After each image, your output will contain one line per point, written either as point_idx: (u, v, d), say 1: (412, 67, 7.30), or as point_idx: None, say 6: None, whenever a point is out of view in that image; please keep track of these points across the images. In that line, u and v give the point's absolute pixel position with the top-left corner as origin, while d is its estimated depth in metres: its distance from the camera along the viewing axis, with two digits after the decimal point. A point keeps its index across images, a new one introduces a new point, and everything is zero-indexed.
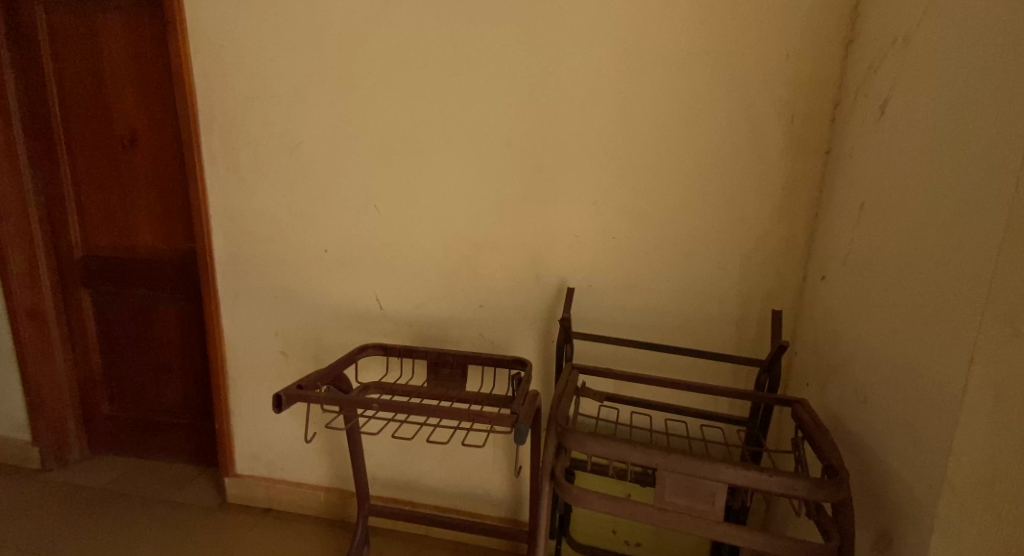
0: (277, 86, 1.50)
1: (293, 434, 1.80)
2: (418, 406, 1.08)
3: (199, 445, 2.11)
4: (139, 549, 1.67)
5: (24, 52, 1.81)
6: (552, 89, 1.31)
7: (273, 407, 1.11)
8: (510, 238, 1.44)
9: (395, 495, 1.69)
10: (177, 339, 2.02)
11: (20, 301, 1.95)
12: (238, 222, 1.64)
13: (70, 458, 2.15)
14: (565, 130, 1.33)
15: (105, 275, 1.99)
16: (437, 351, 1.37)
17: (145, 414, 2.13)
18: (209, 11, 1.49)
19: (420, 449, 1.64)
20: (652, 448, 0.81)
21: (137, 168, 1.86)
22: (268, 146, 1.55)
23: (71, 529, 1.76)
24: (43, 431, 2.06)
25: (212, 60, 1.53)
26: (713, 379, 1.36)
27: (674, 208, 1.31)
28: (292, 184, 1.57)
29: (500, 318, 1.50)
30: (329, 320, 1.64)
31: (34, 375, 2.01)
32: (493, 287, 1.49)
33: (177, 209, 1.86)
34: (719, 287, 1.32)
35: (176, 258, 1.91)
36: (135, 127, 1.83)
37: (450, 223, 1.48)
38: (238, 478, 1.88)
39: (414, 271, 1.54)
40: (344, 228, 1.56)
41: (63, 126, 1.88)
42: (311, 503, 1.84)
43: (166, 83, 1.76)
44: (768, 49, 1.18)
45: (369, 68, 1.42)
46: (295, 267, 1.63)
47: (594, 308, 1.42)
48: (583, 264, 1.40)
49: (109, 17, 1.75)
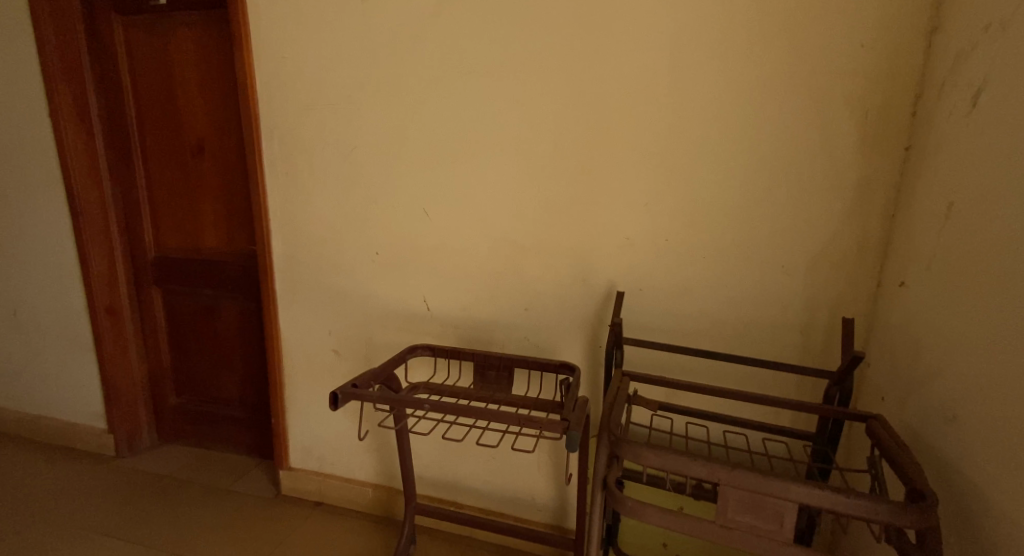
0: (333, 94, 1.55)
1: (344, 430, 1.86)
2: (469, 409, 1.08)
3: (256, 439, 2.22)
4: (201, 535, 1.76)
5: (106, 68, 1.96)
6: (604, 89, 1.29)
7: (329, 406, 1.15)
8: (558, 241, 1.42)
9: (441, 494, 1.71)
10: (238, 336, 2.12)
11: (99, 299, 2.10)
12: (294, 226, 1.71)
13: (141, 445, 2.30)
14: (616, 131, 1.31)
15: (174, 275, 2.12)
16: (483, 354, 1.37)
17: (208, 407, 2.25)
18: (271, 25, 1.56)
19: (466, 451, 1.64)
20: (713, 462, 0.77)
21: (203, 174, 1.97)
22: (324, 152, 1.61)
23: (141, 511, 1.89)
24: (118, 420, 2.21)
25: (273, 72, 1.60)
26: (774, 390, 1.30)
27: (732, 210, 1.26)
28: (346, 188, 1.62)
29: (548, 322, 1.49)
30: (378, 321, 1.68)
31: (111, 369, 2.16)
32: (539, 290, 1.47)
33: (239, 214, 1.96)
34: (781, 292, 1.26)
35: (237, 260, 2.01)
36: (202, 136, 1.94)
37: (498, 226, 1.48)
38: (291, 472, 1.96)
39: (462, 274, 1.55)
40: (394, 231, 1.59)
41: (138, 136, 2.02)
42: (359, 499, 1.89)
43: (230, 93, 1.86)
44: (838, 41, 1.11)
45: (421, 74, 1.44)
46: (347, 269, 1.68)
47: (645, 312, 1.38)
48: (634, 268, 1.36)
49: (180, 34, 1.87)
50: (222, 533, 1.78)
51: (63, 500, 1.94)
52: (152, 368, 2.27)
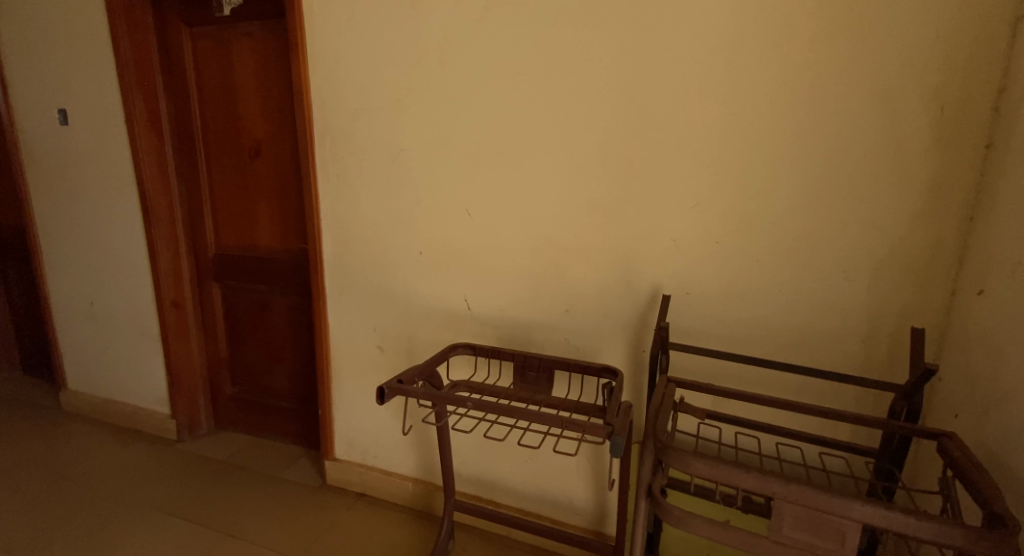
0: (383, 98, 1.59)
1: (386, 425, 1.90)
2: (510, 409, 1.08)
3: (304, 429, 2.31)
4: (251, 518, 1.85)
5: (175, 76, 2.10)
6: (653, 88, 1.27)
7: (376, 400, 1.18)
8: (603, 242, 1.40)
9: (479, 492, 1.72)
10: (289, 330, 2.22)
11: (165, 293, 2.24)
12: (343, 225, 1.76)
13: (199, 431, 2.44)
14: (665, 131, 1.28)
15: (232, 271, 2.23)
16: (524, 354, 1.37)
17: (260, 397, 2.36)
18: (325, 32, 1.62)
19: (505, 451, 1.65)
20: (766, 474, 0.74)
21: (260, 176, 2.07)
22: (372, 154, 1.66)
23: (198, 492, 2.00)
24: (180, 406, 2.35)
25: (326, 77, 1.66)
26: (831, 402, 1.23)
27: (788, 211, 1.20)
28: (393, 189, 1.66)
29: (590, 324, 1.47)
30: (421, 319, 1.71)
31: (174, 358, 2.30)
32: (581, 292, 1.46)
33: (292, 214, 2.05)
34: (841, 299, 1.19)
35: (290, 258, 2.10)
36: (259, 140, 2.04)
37: (541, 226, 1.47)
38: (336, 462, 2.02)
39: (504, 274, 1.55)
40: (438, 231, 1.62)
41: (202, 139, 2.15)
42: (399, 492, 1.93)
43: (286, 97, 1.95)
44: (909, 32, 1.04)
45: (467, 76, 1.46)
46: (391, 268, 1.72)
47: (692, 316, 1.34)
48: (681, 271, 1.33)
49: (242, 42, 1.97)
50: (271, 518, 1.86)
51: (131, 479, 2.08)
52: (211, 359, 2.41)
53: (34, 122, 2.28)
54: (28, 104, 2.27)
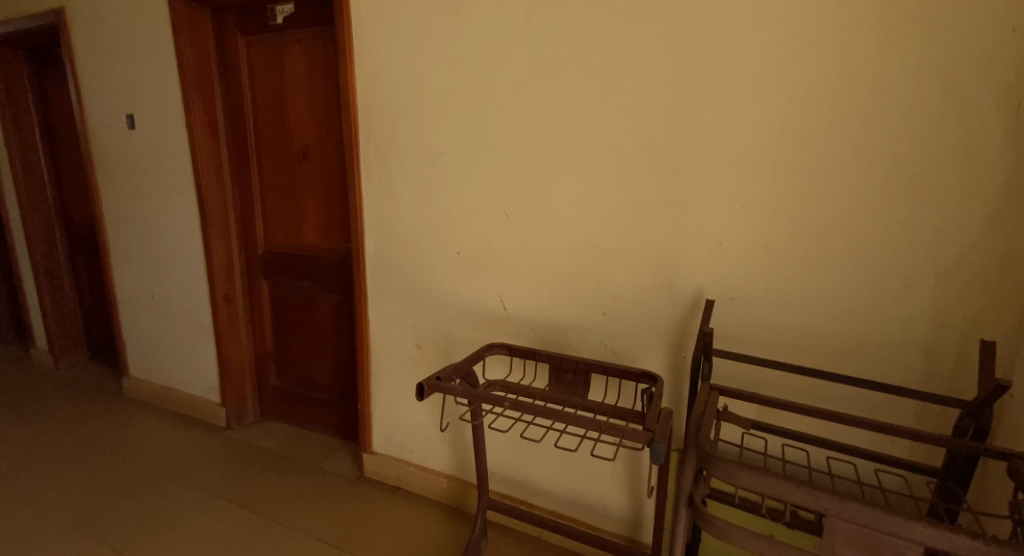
0: (425, 101, 1.62)
1: (423, 421, 1.94)
2: (548, 410, 1.08)
3: (343, 422, 2.38)
4: (293, 506, 1.92)
5: (231, 82, 2.21)
6: (700, 88, 1.24)
7: (416, 396, 1.21)
8: (644, 244, 1.38)
9: (512, 492, 1.73)
10: (331, 326, 2.29)
11: (218, 287, 2.36)
12: (385, 225, 1.81)
13: (246, 419, 2.56)
14: (712, 131, 1.25)
15: (279, 268, 2.33)
16: (561, 356, 1.36)
17: (304, 389, 2.45)
18: (372, 38, 1.67)
19: (540, 452, 1.64)
20: (818, 489, 0.71)
21: (307, 177, 2.15)
22: (414, 156, 1.69)
23: (246, 478, 2.09)
24: (230, 396, 2.47)
25: (372, 81, 1.71)
26: (888, 416, 1.17)
27: (843, 215, 1.15)
28: (432, 190, 1.69)
29: (629, 328, 1.45)
30: (458, 318, 1.74)
31: (225, 350, 2.42)
32: (620, 295, 1.44)
33: (336, 214, 2.12)
34: (901, 308, 1.13)
35: (334, 257, 2.18)
36: (307, 142, 2.12)
37: (580, 228, 1.46)
38: (373, 455, 2.08)
39: (541, 276, 1.55)
40: (476, 231, 1.63)
41: (254, 142, 2.25)
42: (434, 488, 1.96)
43: (333, 102, 2.02)
44: (982, 26, 0.98)
45: (509, 78, 1.47)
46: (430, 267, 1.75)
47: (736, 323, 1.30)
48: (726, 275, 1.29)
49: (293, 49, 2.06)
50: (312, 506, 1.93)
51: (185, 462, 2.20)
52: (258, 351, 2.52)
53: (105, 127, 2.45)
54: (99, 110, 2.44)
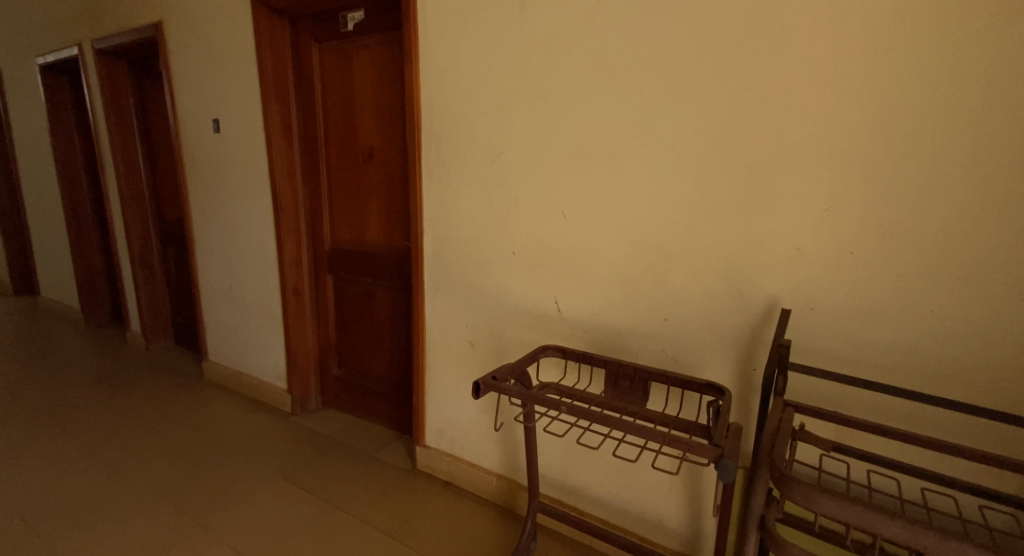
0: (487, 101, 1.63)
1: (474, 419, 1.96)
2: (607, 418, 1.05)
3: (399, 415, 2.45)
4: (352, 492, 1.99)
5: (304, 87, 2.33)
6: (780, 85, 1.17)
7: (472, 394, 1.22)
8: (711, 249, 1.32)
9: (563, 497, 1.70)
10: (390, 321, 2.37)
11: (288, 280, 2.49)
12: (443, 224, 1.84)
13: (309, 406, 2.69)
14: (793, 130, 1.17)
15: (343, 264, 2.43)
16: (618, 362, 1.32)
17: (362, 381, 2.55)
18: (437, 41, 1.70)
19: (594, 459, 1.61)
20: (916, 524, 0.67)
21: (371, 177, 2.23)
22: (473, 156, 1.71)
23: (309, 461, 2.20)
24: (295, 383, 2.61)
25: (435, 83, 1.74)
26: (991, 446, 1.05)
27: (944, 221, 1.04)
28: (490, 190, 1.69)
29: (692, 336, 1.39)
30: (512, 319, 1.73)
31: (292, 339, 2.55)
32: (683, 300, 1.38)
33: (398, 213, 2.19)
34: (1011, 325, 1.01)
35: (394, 254, 2.25)
36: (372, 144, 2.20)
37: (642, 230, 1.41)
38: (425, 449, 2.11)
39: (599, 278, 1.52)
40: (533, 232, 1.62)
41: (323, 143, 2.36)
42: (483, 486, 1.97)
43: (398, 104, 2.08)
44: None
45: (573, 76, 1.45)
46: (485, 267, 1.76)
47: (815, 335, 1.21)
48: (802, 283, 1.21)
49: (362, 55, 2.14)
50: (369, 494, 1.99)
51: (254, 442, 2.34)
52: (322, 342, 2.64)
53: (193, 130, 2.67)
54: (189, 115, 2.65)
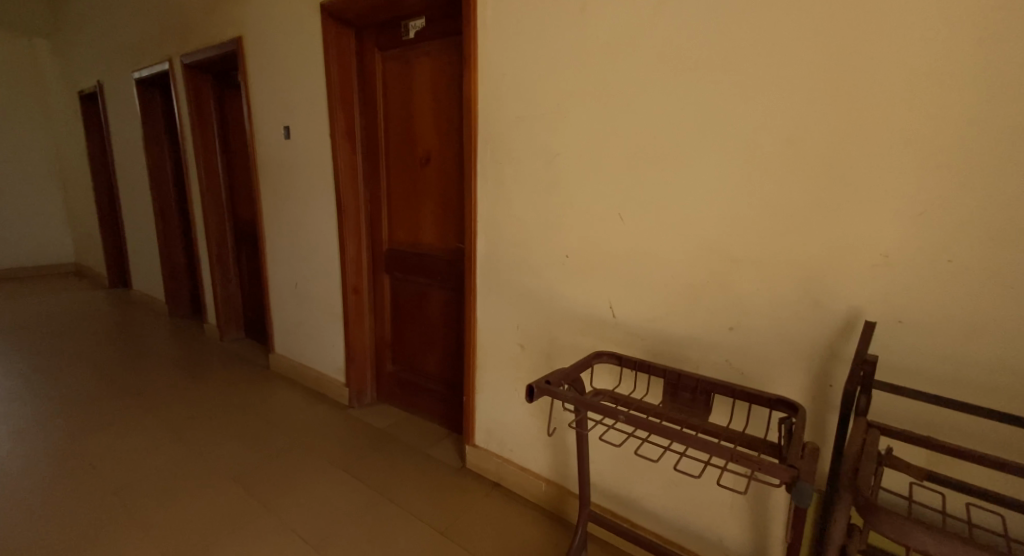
0: (543, 103, 1.63)
1: (524, 422, 1.95)
2: (667, 430, 1.01)
3: (449, 413, 2.49)
4: (405, 487, 2.04)
5: (367, 94, 2.42)
6: (864, 79, 1.09)
7: (526, 398, 1.21)
8: (783, 254, 1.24)
9: (614, 507, 1.66)
10: (443, 321, 2.41)
11: (348, 279, 2.58)
12: (496, 226, 1.84)
13: (365, 400, 2.78)
14: (880, 127, 1.08)
15: (400, 264, 2.50)
16: (678, 372, 1.27)
17: (415, 378, 2.61)
18: (496, 45, 1.71)
19: (649, 470, 1.56)
20: None
21: (428, 179, 2.28)
22: (529, 158, 1.70)
23: (365, 453, 2.28)
24: (353, 377, 2.71)
25: (492, 87, 1.75)
26: None
27: None
28: (545, 193, 1.68)
29: (760, 347, 1.31)
30: (566, 323, 1.70)
31: (351, 336, 2.65)
32: (750, 308, 1.31)
33: (453, 214, 2.22)
34: None
35: (448, 256, 2.28)
36: (430, 147, 2.25)
37: (706, 235, 1.35)
38: (475, 449, 2.13)
39: (656, 283, 1.47)
40: (589, 234, 1.59)
41: (384, 147, 2.44)
42: (532, 491, 1.95)
43: (456, 108, 2.12)
44: None
45: (634, 76, 1.41)
46: (538, 269, 1.75)
47: (902, 350, 1.12)
48: (888, 293, 1.12)
49: (422, 61, 2.19)
50: (421, 489, 2.03)
51: (313, 432, 2.45)
52: (378, 339, 2.73)
53: (265, 136, 2.84)
54: (263, 122, 2.82)
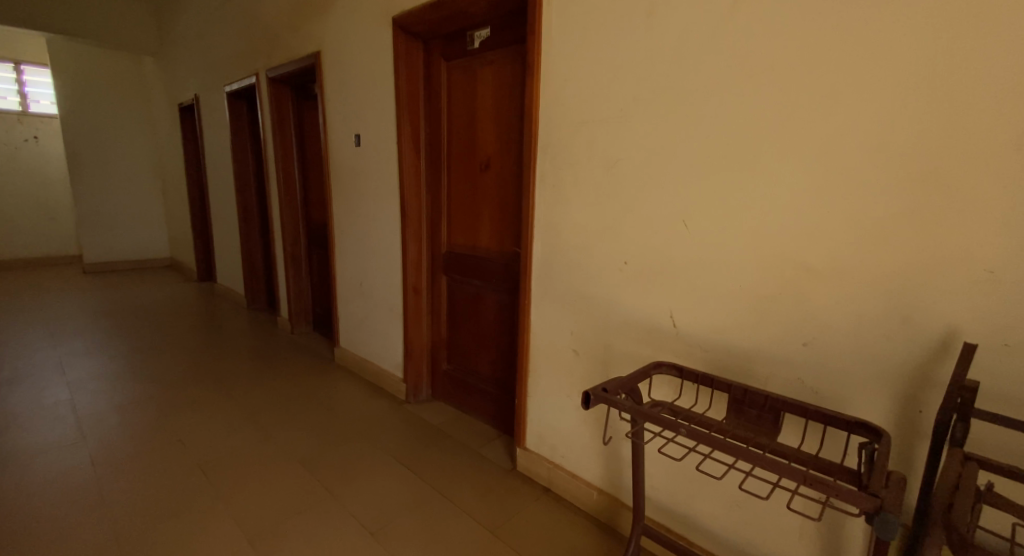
0: (608, 108, 1.61)
1: (577, 429, 1.93)
2: (733, 447, 0.97)
3: (500, 414, 2.51)
4: (458, 485, 2.07)
5: (432, 102, 2.51)
6: (967, 80, 1.00)
7: (582, 404, 1.20)
8: (865, 267, 1.16)
9: (670, 523, 1.61)
10: (497, 323, 2.44)
11: (409, 278, 2.68)
12: (555, 231, 1.84)
13: (421, 396, 2.87)
14: (988, 131, 0.99)
15: (458, 266, 2.56)
16: (744, 387, 1.21)
17: (469, 378, 2.65)
18: (560, 52, 1.72)
19: (710, 488, 1.49)
20: None
21: (487, 184, 2.32)
22: (590, 163, 1.69)
23: (421, 448, 2.35)
24: (410, 373, 2.79)
25: (556, 92, 1.76)
26: None
27: None
28: (607, 198, 1.66)
29: (837, 365, 1.22)
30: (623, 331, 1.67)
31: (409, 333, 2.74)
32: (826, 324, 1.23)
33: (510, 218, 2.25)
34: None
35: (504, 259, 2.31)
36: (490, 153, 2.29)
37: (779, 244, 1.29)
38: (527, 453, 2.13)
39: (722, 294, 1.41)
40: (650, 241, 1.56)
41: (445, 153, 2.51)
42: (584, 499, 1.92)
43: (517, 114, 2.14)
44: None
45: (703, 80, 1.37)
46: (596, 275, 1.73)
47: (1007, 376, 1.01)
48: (992, 312, 1.02)
49: (485, 69, 2.24)
50: (472, 488, 2.06)
51: (371, 425, 2.55)
52: (434, 338, 2.80)
53: (338, 143, 3.00)
54: (337, 129, 2.99)
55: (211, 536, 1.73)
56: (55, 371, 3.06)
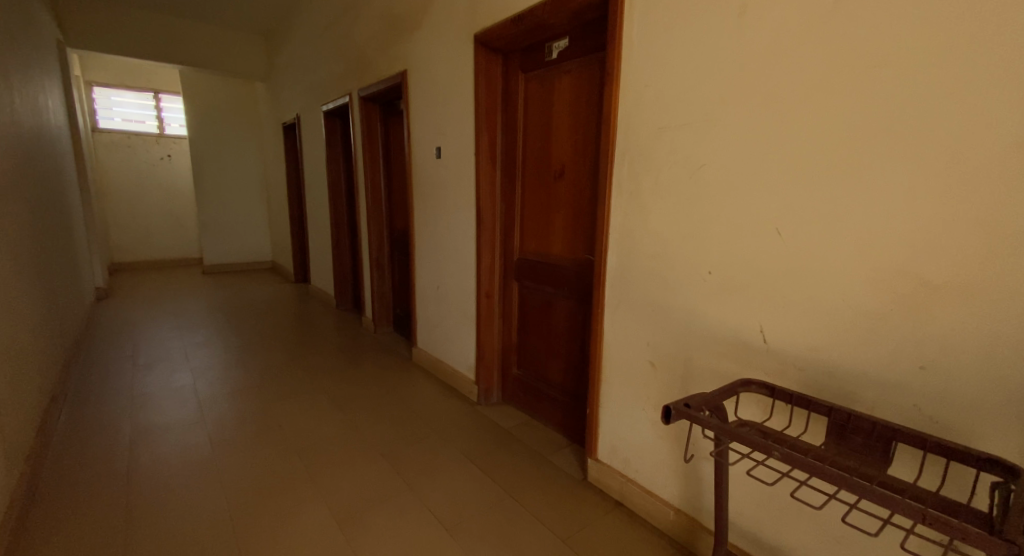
0: (691, 112, 1.57)
1: (653, 443, 1.87)
2: (834, 475, 0.90)
3: (570, 422, 2.50)
4: (530, 490, 2.09)
5: (509, 113, 2.57)
6: None
7: (662, 418, 1.17)
8: (995, 283, 1.04)
9: (757, 549, 1.52)
10: (568, 331, 2.43)
11: (482, 284, 2.75)
12: (632, 239, 1.81)
13: (491, 399, 2.92)
14: None
15: (530, 273, 2.59)
16: (847, 412, 1.12)
17: (539, 383, 2.67)
18: (641, 58, 1.70)
19: (803, 516, 1.39)
20: None
21: (562, 192, 2.33)
22: (671, 170, 1.65)
23: (493, 450, 2.39)
24: (481, 376, 2.86)
25: (636, 98, 1.74)
26: None
27: None
28: (689, 205, 1.61)
29: (959, 391, 1.10)
30: (705, 344, 1.61)
31: (482, 337, 2.81)
32: (946, 345, 1.11)
33: (584, 226, 2.24)
34: None
35: (577, 266, 2.30)
36: (564, 161, 2.30)
37: (886, 255, 1.19)
38: (599, 464, 2.10)
39: (817, 308, 1.32)
40: (736, 250, 1.49)
41: (520, 163, 2.56)
42: (660, 517, 1.86)
43: (594, 121, 2.14)
44: None
45: (797, 80, 1.30)
46: (676, 285, 1.68)
47: None
48: None
49: (563, 79, 2.26)
50: (544, 495, 2.06)
51: (446, 424, 2.64)
52: (506, 343, 2.85)
53: (420, 153, 3.16)
54: (419, 141, 3.15)
55: (304, 516, 1.88)
56: (179, 359, 3.48)
